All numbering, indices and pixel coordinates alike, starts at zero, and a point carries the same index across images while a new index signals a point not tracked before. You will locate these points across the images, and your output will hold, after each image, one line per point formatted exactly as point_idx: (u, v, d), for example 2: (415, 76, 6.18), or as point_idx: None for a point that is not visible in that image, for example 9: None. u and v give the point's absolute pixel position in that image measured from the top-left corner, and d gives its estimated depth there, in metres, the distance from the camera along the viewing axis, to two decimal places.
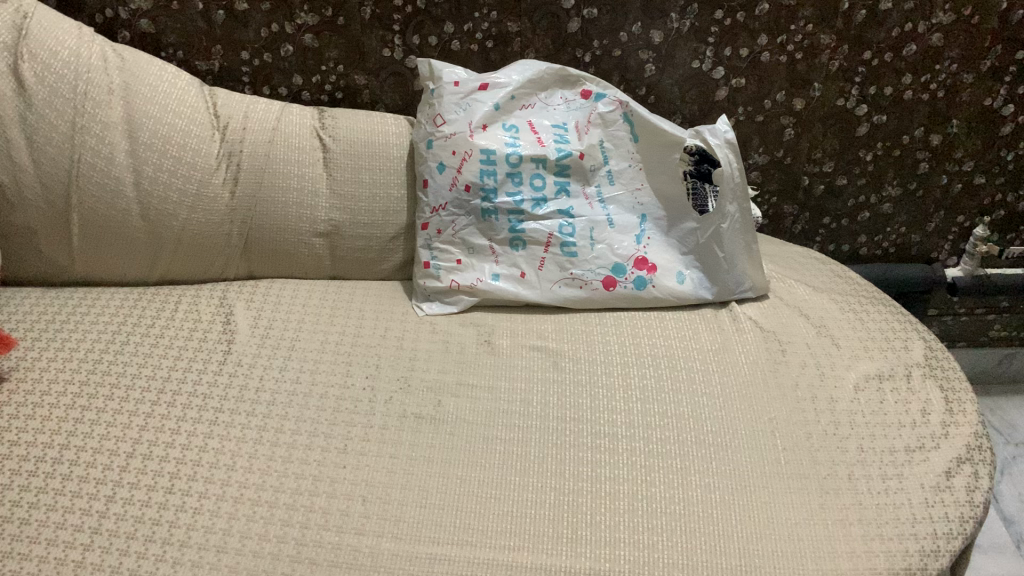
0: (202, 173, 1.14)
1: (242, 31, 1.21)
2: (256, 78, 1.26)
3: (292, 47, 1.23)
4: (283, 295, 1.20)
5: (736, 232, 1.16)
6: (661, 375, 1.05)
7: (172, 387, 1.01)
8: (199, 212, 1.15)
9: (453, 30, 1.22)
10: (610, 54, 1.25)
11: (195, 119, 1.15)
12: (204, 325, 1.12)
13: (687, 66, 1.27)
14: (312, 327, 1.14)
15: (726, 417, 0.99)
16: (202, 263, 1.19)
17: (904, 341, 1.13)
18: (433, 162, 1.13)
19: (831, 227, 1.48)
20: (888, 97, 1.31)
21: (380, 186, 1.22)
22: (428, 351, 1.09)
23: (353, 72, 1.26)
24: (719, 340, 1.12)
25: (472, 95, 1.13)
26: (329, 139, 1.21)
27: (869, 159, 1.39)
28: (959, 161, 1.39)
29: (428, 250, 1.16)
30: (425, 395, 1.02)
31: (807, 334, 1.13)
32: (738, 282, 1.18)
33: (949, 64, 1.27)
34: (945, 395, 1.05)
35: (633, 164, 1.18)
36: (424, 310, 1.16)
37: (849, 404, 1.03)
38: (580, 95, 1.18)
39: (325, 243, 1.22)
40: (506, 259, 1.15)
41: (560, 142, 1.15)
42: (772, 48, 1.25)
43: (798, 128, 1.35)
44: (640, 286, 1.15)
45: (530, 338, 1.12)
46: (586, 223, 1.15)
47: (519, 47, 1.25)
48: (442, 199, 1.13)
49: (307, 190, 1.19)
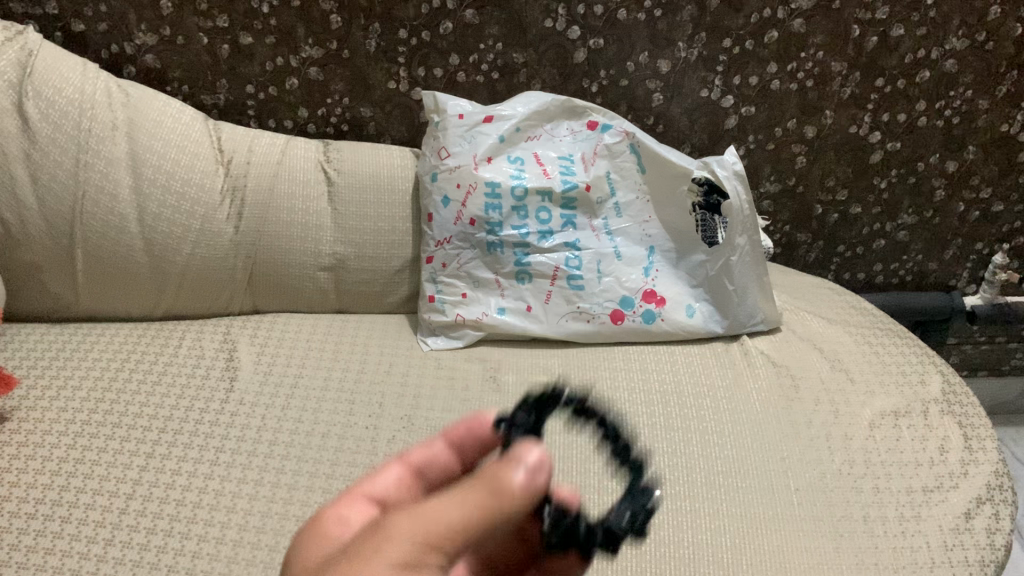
0: (206, 208, 1.14)
1: (246, 65, 1.21)
2: (261, 112, 1.26)
3: (297, 80, 1.23)
4: (288, 330, 1.18)
5: (746, 265, 1.12)
6: (670, 413, 1.02)
7: (174, 425, 1.00)
8: (204, 246, 1.15)
9: (459, 62, 1.22)
10: (617, 83, 1.24)
11: (199, 154, 1.15)
12: (207, 362, 1.11)
13: (696, 94, 1.25)
14: (316, 363, 1.12)
15: (737, 456, 0.97)
16: (206, 296, 1.18)
17: (920, 375, 1.10)
18: (438, 196, 1.11)
19: (847, 256, 1.44)
20: (902, 124, 1.29)
21: (386, 220, 1.20)
22: (432, 389, 1.06)
23: (358, 104, 1.26)
24: (731, 376, 1.08)
25: (477, 127, 1.12)
26: (334, 172, 1.20)
27: (884, 187, 1.35)
28: (976, 188, 1.35)
29: (433, 284, 1.13)
30: (428, 435, 0.99)
31: (821, 369, 1.10)
32: (749, 315, 1.13)
33: (963, 90, 1.25)
34: (964, 432, 1.03)
35: (641, 195, 1.14)
36: (430, 344, 1.13)
37: (864, 441, 1.00)
38: (587, 126, 1.16)
39: (330, 277, 1.20)
40: (512, 292, 1.12)
41: (566, 174, 1.12)
42: (782, 75, 1.23)
43: (811, 156, 1.32)
44: (649, 320, 1.11)
45: (536, 373, 1.08)
46: (593, 255, 1.12)
47: (525, 78, 1.24)
48: (447, 233, 1.11)
49: (310, 224, 1.18)
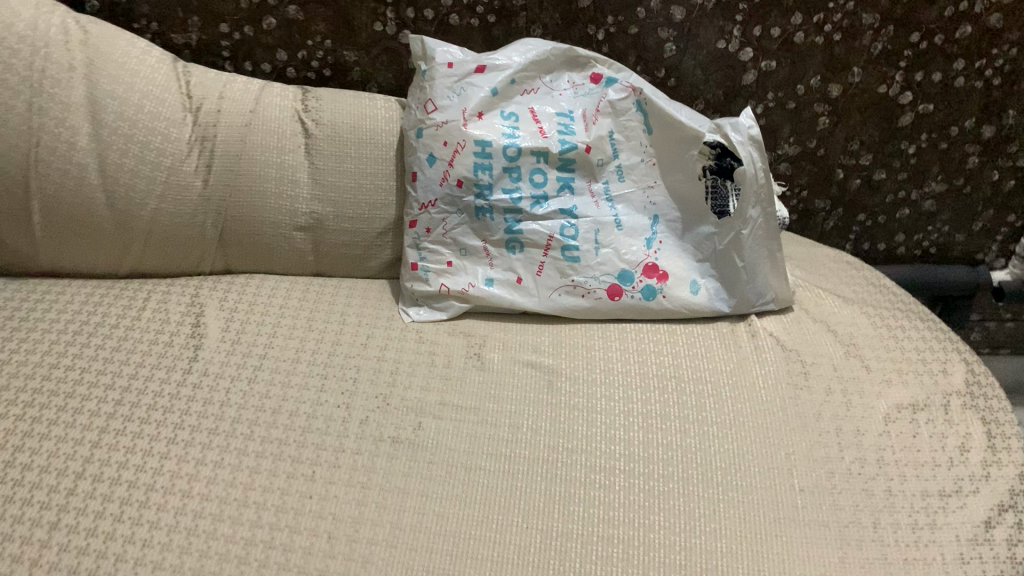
0: (172, 160, 1.05)
1: (220, 1, 1.11)
2: (236, 53, 1.16)
3: (275, 20, 1.12)
4: (260, 293, 1.09)
5: (758, 240, 1.00)
6: (667, 401, 0.93)
7: (130, 397, 0.92)
8: (171, 201, 1.06)
9: (452, 3, 1.11)
10: (626, 31, 1.13)
11: (165, 99, 1.05)
12: (172, 328, 1.03)
13: (711, 46, 1.14)
14: (287, 332, 1.02)
15: (740, 451, 0.88)
16: (174, 254, 1.10)
17: (943, 364, 1.01)
18: (423, 153, 1.02)
19: (867, 225, 1.34)
20: (937, 84, 1.17)
21: (368, 177, 1.11)
22: (411, 365, 0.97)
23: (342, 47, 1.15)
24: (735, 360, 0.99)
25: (468, 78, 1.01)
26: (312, 123, 1.10)
27: (912, 152, 1.25)
28: (1014, 156, 1.25)
29: (416, 250, 1.05)
30: (405, 416, 0.91)
31: (835, 355, 1.00)
32: (759, 293, 1.03)
33: (1006, 48, 1.14)
34: (987, 429, 0.95)
35: (647, 158, 1.04)
36: (412, 316, 1.05)
37: (878, 437, 0.92)
38: (590, 80, 1.05)
39: (307, 238, 1.11)
40: (502, 262, 1.04)
41: (564, 133, 1.03)
42: (808, 27, 1.12)
43: (834, 117, 1.21)
44: (649, 296, 1.02)
45: (523, 353, 0.99)
46: (591, 224, 1.03)
47: (524, 23, 1.12)
48: (432, 196, 1.02)
49: (286, 180, 1.09)
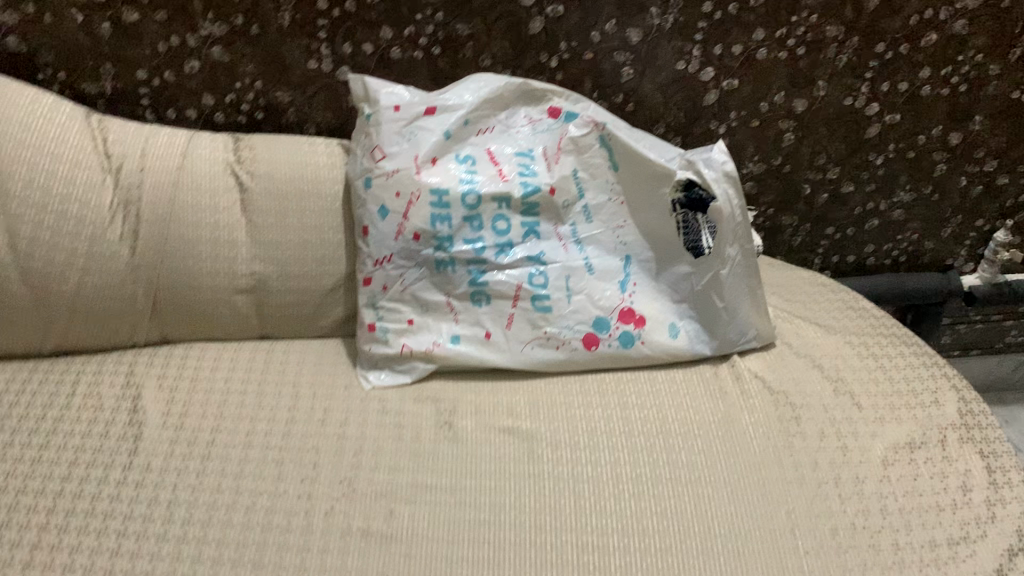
0: (93, 228, 0.94)
1: (134, 46, 1.00)
2: (157, 101, 1.05)
3: (198, 63, 1.02)
4: (203, 366, 0.99)
5: (738, 278, 0.95)
6: (656, 462, 0.87)
7: (64, 504, 0.81)
8: (95, 272, 0.95)
9: (392, 36, 1.02)
10: (580, 57, 1.05)
11: (80, 161, 0.95)
12: (106, 415, 0.91)
13: (671, 67, 1.08)
14: (236, 411, 0.93)
15: (738, 515, 0.82)
16: (103, 328, 0.98)
17: (934, 394, 0.97)
18: (373, 205, 0.93)
19: (836, 238, 1.30)
20: (903, 94, 1.13)
21: (312, 231, 1.02)
22: (377, 441, 0.90)
23: (274, 88, 1.06)
24: (722, 409, 0.93)
25: (417, 121, 0.93)
26: (246, 176, 1.01)
27: (880, 163, 1.20)
28: (981, 161, 1.21)
29: (373, 310, 0.96)
30: (374, 503, 0.83)
31: (824, 394, 0.96)
32: (741, 332, 0.98)
33: (973, 54, 1.09)
34: (986, 464, 0.90)
35: (613, 197, 0.99)
36: (372, 382, 0.96)
37: (878, 484, 0.87)
38: (548, 114, 0.98)
39: (249, 300, 1.01)
40: (467, 317, 0.96)
41: (525, 175, 0.95)
42: (770, 43, 1.06)
43: (799, 132, 1.16)
44: (627, 343, 0.96)
45: (497, 417, 0.92)
46: (561, 270, 0.96)
47: (471, 54, 1.04)
48: (387, 251, 0.94)
49: (222, 240, 0.99)
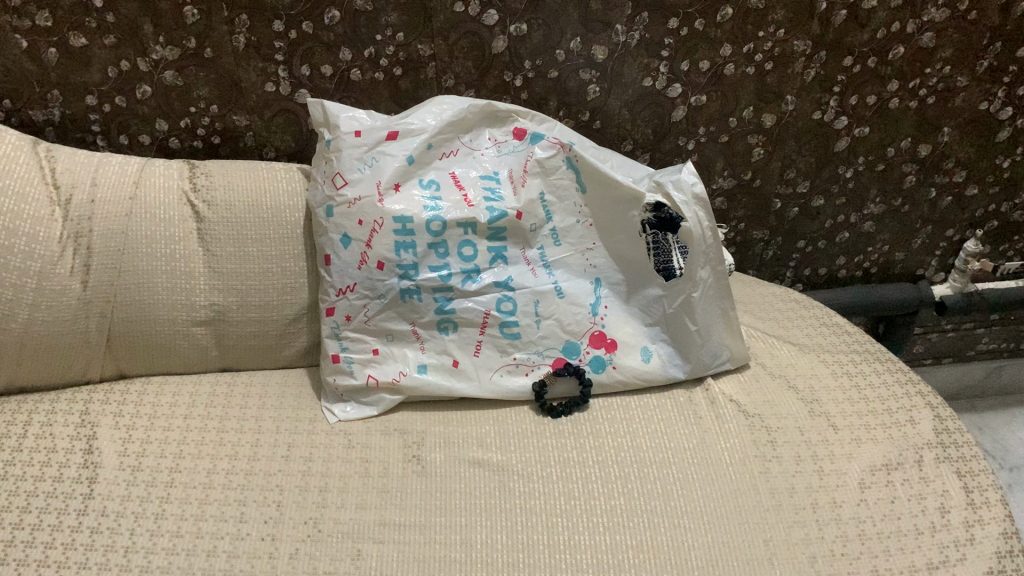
0: (42, 263, 0.91)
1: (83, 72, 0.97)
2: (108, 127, 1.02)
3: (150, 87, 0.99)
4: (161, 403, 0.95)
5: (710, 301, 0.94)
6: (632, 493, 0.85)
7: (14, 555, 0.76)
8: (44, 309, 0.91)
9: (352, 57, 0.99)
10: (545, 76, 1.03)
11: (27, 193, 0.90)
12: (59, 456, 0.87)
13: (638, 84, 1.06)
14: (196, 449, 0.89)
15: (716, 547, 0.80)
16: (55, 365, 0.94)
17: (909, 413, 0.95)
18: (335, 234, 0.90)
19: (807, 251, 1.29)
20: (871, 107, 1.12)
21: (273, 260, 0.99)
22: (343, 477, 0.87)
23: (230, 112, 1.02)
24: (697, 435, 0.91)
25: (379, 147, 0.91)
26: (203, 205, 0.98)
27: (850, 176, 1.19)
28: (950, 172, 1.20)
29: (336, 340, 0.93)
30: (340, 544, 0.80)
31: (799, 416, 0.94)
32: (714, 354, 0.97)
33: (940, 67, 1.08)
34: (965, 483, 0.87)
35: (582, 219, 0.97)
36: (337, 415, 0.94)
37: (855, 508, 0.84)
38: (513, 135, 0.97)
39: (208, 332, 0.98)
40: (434, 346, 0.94)
41: (491, 199, 0.94)
42: (737, 58, 1.05)
43: (768, 147, 1.15)
44: (598, 368, 0.95)
45: (467, 450, 0.90)
46: (530, 296, 0.94)
47: (434, 74, 1.02)
48: (350, 280, 0.91)
49: (179, 272, 0.96)
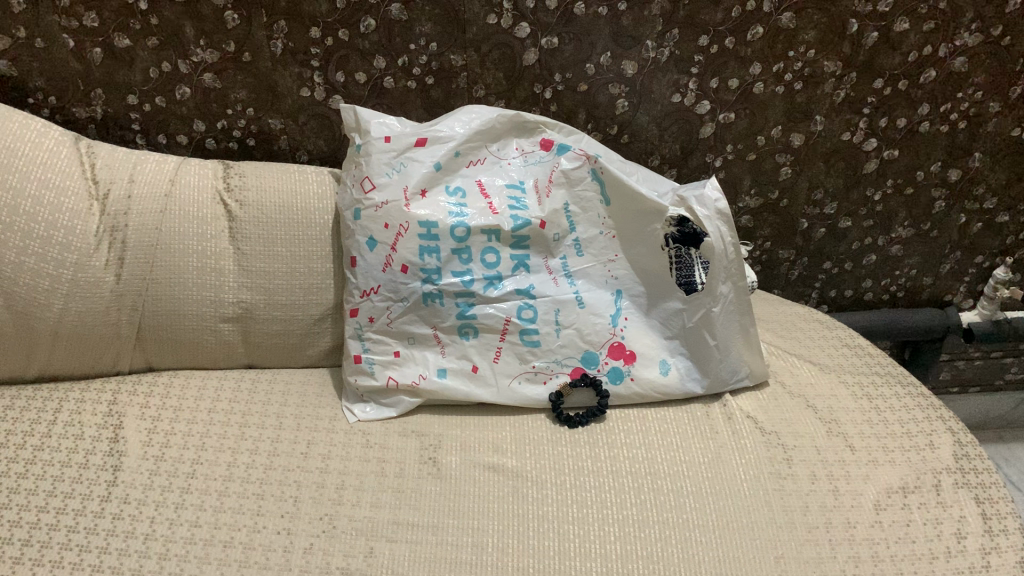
0: (79, 255, 0.93)
1: (126, 72, 1.00)
2: (148, 126, 1.05)
3: (189, 89, 1.02)
4: (187, 396, 0.98)
5: (730, 316, 0.94)
6: (643, 504, 0.85)
7: (38, 537, 0.78)
8: (78, 299, 0.94)
9: (385, 65, 1.01)
10: (575, 89, 1.05)
11: (67, 187, 0.93)
12: (86, 443, 0.89)
13: (666, 100, 1.07)
14: (218, 443, 0.91)
15: (727, 561, 0.79)
16: (87, 355, 0.97)
17: (929, 437, 0.94)
18: (361, 236, 0.92)
19: (833, 272, 1.28)
20: (901, 130, 1.12)
21: (301, 261, 1.01)
22: (360, 477, 0.88)
23: (266, 115, 1.05)
24: (712, 450, 0.91)
25: (407, 153, 0.93)
26: (235, 205, 1.00)
27: (878, 198, 1.19)
28: (981, 198, 1.20)
29: (359, 341, 0.95)
30: (355, 541, 0.81)
31: (816, 435, 0.94)
32: (733, 371, 0.97)
33: (972, 92, 1.08)
34: (982, 509, 0.86)
35: (605, 231, 0.98)
36: (356, 415, 0.95)
37: (869, 529, 0.83)
38: (540, 146, 0.99)
39: (235, 329, 1.00)
40: (454, 350, 0.95)
41: (516, 208, 0.95)
42: (767, 77, 1.05)
43: (796, 166, 1.15)
44: (616, 379, 0.96)
45: (483, 454, 0.90)
46: (550, 304, 0.95)
47: (465, 84, 1.04)
48: (374, 282, 0.92)
49: (209, 269, 0.98)
